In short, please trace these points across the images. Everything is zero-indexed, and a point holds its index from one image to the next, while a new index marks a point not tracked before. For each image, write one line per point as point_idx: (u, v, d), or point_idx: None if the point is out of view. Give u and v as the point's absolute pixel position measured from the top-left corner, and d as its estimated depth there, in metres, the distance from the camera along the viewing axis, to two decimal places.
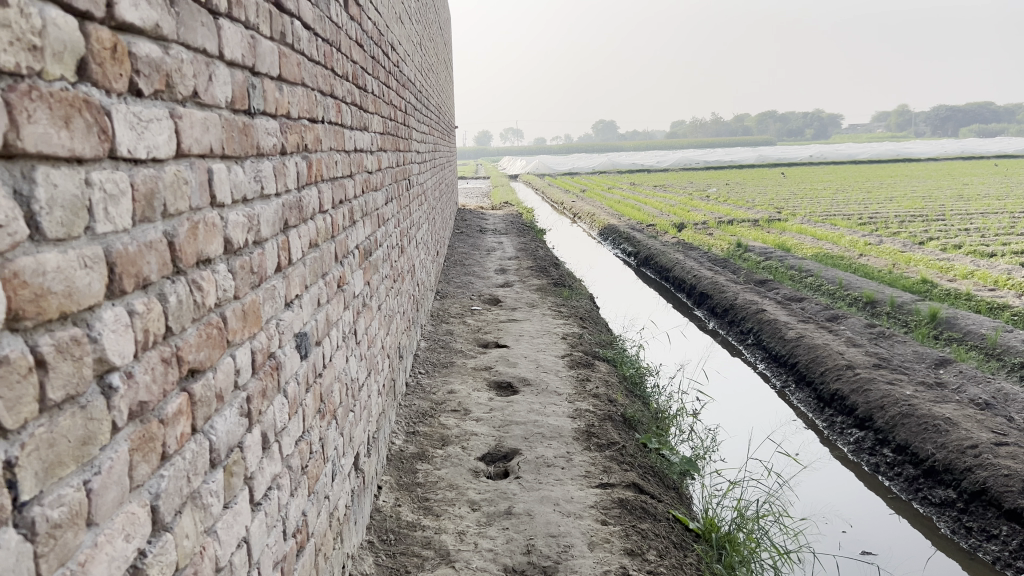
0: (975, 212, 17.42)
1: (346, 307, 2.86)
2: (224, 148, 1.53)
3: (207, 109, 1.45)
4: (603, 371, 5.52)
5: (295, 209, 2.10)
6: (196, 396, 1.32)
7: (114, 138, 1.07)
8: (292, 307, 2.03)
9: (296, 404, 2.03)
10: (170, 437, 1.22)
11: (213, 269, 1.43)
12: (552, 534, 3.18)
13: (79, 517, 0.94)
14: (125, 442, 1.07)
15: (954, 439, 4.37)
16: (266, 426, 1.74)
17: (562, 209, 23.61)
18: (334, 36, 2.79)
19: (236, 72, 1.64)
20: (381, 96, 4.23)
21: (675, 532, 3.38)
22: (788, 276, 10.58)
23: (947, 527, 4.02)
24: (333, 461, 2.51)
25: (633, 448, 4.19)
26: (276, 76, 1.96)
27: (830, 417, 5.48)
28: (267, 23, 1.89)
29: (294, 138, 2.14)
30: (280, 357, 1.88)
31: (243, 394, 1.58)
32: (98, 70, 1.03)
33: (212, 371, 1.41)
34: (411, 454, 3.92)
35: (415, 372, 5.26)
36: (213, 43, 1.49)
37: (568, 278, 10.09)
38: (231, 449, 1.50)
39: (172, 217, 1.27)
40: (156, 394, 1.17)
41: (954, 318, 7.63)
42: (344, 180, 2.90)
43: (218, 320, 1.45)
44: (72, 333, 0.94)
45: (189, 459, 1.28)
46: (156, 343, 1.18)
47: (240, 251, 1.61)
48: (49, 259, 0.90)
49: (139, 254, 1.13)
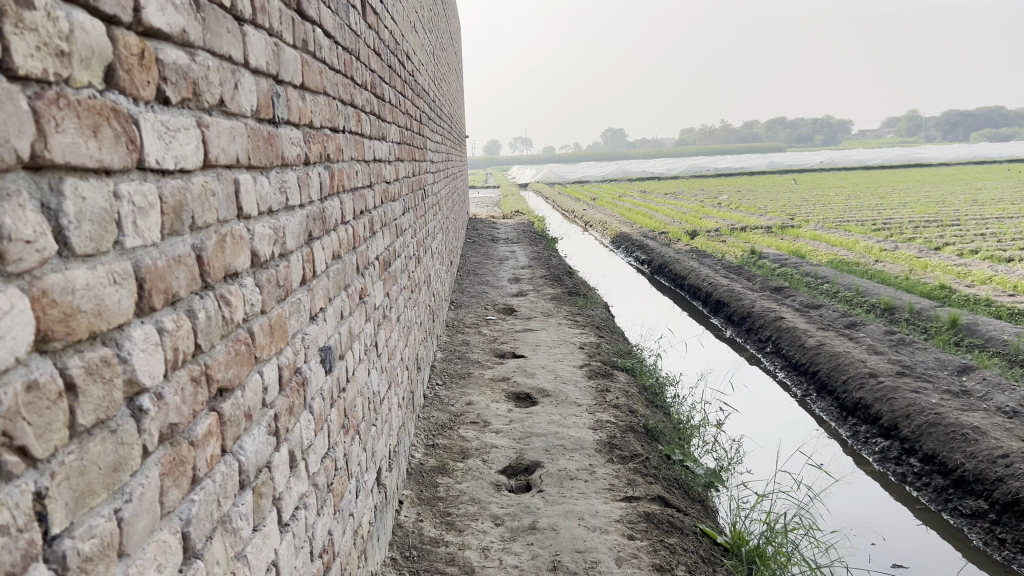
0: (990, 217, 17.27)
1: (367, 319, 2.81)
2: (250, 158, 1.48)
3: (233, 119, 1.41)
4: (622, 381, 5.45)
5: (318, 220, 2.06)
6: (225, 417, 1.27)
7: (142, 149, 1.02)
8: (317, 321, 1.99)
9: (322, 420, 1.98)
10: (200, 459, 1.17)
11: (240, 283, 1.38)
12: (578, 550, 3.12)
13: (111, 549, 0.89)
14: (155, 467, 1.02)
15: (984, 448, 4.28)
16: (293, 444, 1.69)
17: (574, 217, 23.55)
18: (354, 44, 2.75)
19: (261, 81, 1.60)
20: (397, 105, 4.19)
21: (703, 547, 3.32)
22: (805, 282, 10.51)
23: (979, 539, 3.92)
24: (357, 477, 2.46)
25: (656, 460, 4.13)
26: (299, 85, 1.91)
27: (854, 426, 5.39)
28: (291, 31, 1.85)
29: (317, 148, 2.09)
30: (305, 373, 1.83)
31: (271, 412, 1.53)
32: (125, 77, 0.99)
33: (241, 389, 1.36)
34: (431, 467, 3.87)
35: (432, 384, 5.20)
36: (238, 50, 1.44)
37: (582, 287, 10.03)
38: (260, 469, 1.45)
39: (200, 230, 1.22)
40: (186, 415, 1.12)
41: (974, 325, 7.54)
42: (363, 191, 2.87)
43: (246, 336, 1.40)
44: (102, 354, 0.89)
45: (219, 482, 1.23)
46: (186, 361, 1.13)
47: (267, 263, 1.57)
48: (78, 276, 0.85)
49: (168, 269, 1.08)
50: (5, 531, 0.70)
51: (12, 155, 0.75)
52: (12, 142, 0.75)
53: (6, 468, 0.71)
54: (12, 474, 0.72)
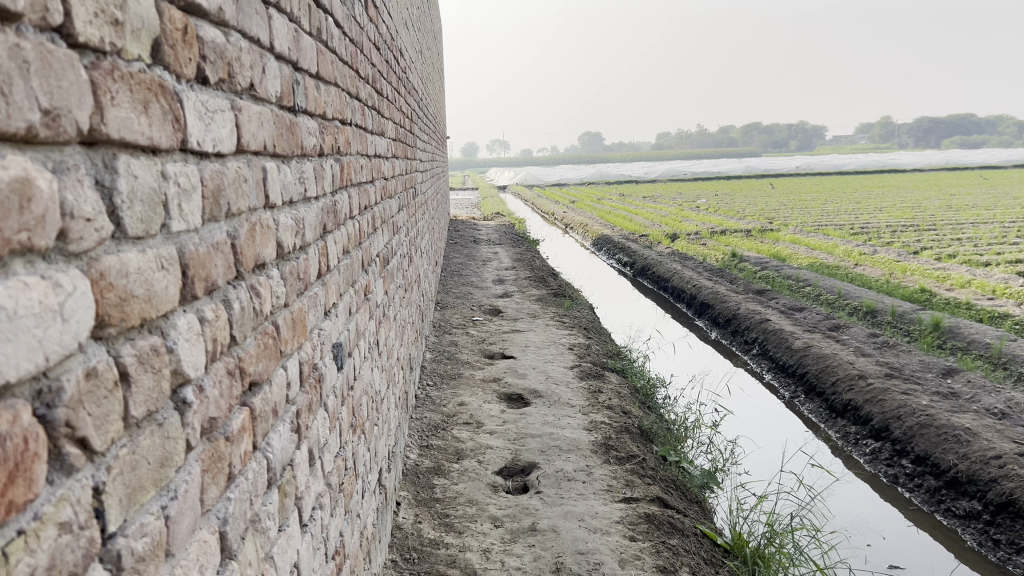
0: (964, 222, 17.52)
1: (370, 316, 2.77)
2: (275, 145, 1.43)
3: (261, 104, 1.36)
4: (614, 382, 5.44)
5: (331, 214, 2.01)
6: (256, 412, 1.22)
7: (185, 129, 0.97)
8: (330, 316, 1.94)
9: (335, 417, 1.93)
10: (235, 455, 1.12)
11: (267, 274, 1.34)
12: (580, 551, 3.08)
13: (160, 549, 0.84)
14: (197, 464, 0.97)
15: (976, 449, 4.30)
16: (311, 442, 1.64)
17: (554, 220, 23.52)
18: (359, 37, 2.71)
19: (283, 67, 1.55)
20: (393, 101, 4.13)
21: (705, 548, 3.30)
22: (786, 284, 10.57)
23: (973, 540, 3.93)
24: (363, 478, 2.41)
25: (653, 462, 4.11)
26: (315, 73, 1.86)
27: (843, 428, 5.41)
28: (307, 18, 1.80)
29: (329, 139, 2.04)
30: (321, 369, 1.78)
31: (294, 409, 1.49)
32: (170, 52, 0.94)
33: (269, 384, 1.31)
34: (426, 468, 3.81)
35: (423, 385, 5.15)
36: (265, 33, 1.40)
37: (567, 289, 10.00)
38: (285, 468, 1.40)
39: (234, 217, 1.17)
40: (223, 410, 1.07)
41: (957, 327, 7.62)
42: (366, 186, 2.82)
43: (272, 329, 1.36)
44: (152, 342, 0.84)
45: (251, 480, 1.18)
46: (222, 353, 1.08)
47: (289, 256, 1.52)
48: (131, 259, 0.80)
49: (208, 255, 1.03)
50: (69, 529, 0.65)
51: (73, 127, 0.70)
52: (73, 113, 0.70)
53: (68, 461, 0.66)
54: (74, 468, 0.67)
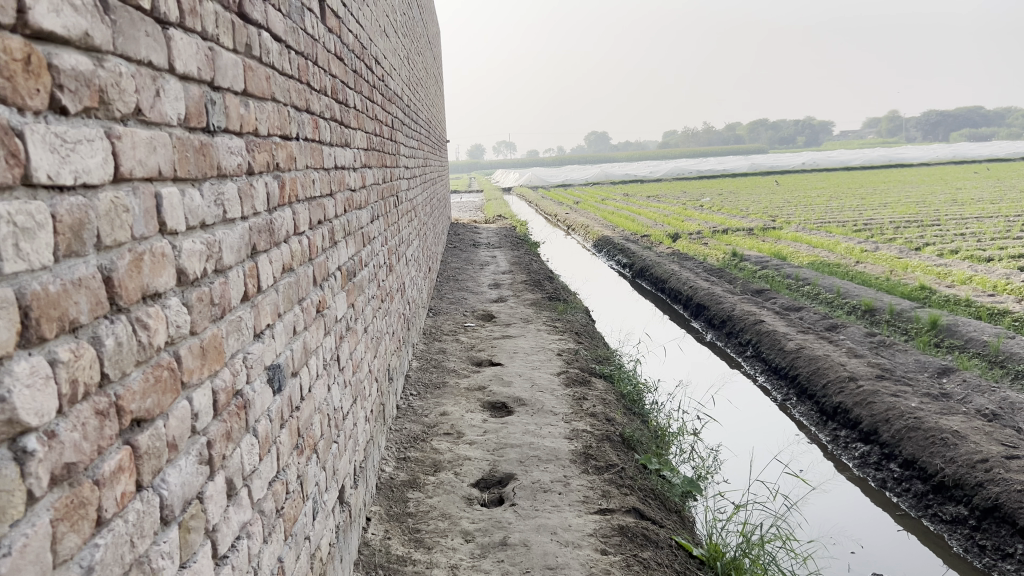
0: (969, 217, 17.35)
1: (327, 332, 2.72)
2: (176, 170, 1.39)
3: (153, 128, 1.32)
4: (599, 390, 5.38)
5: (264, 232, 1.96)
6: (141, 450, 1.18)
7: (27, 163, 0.93)
8: (262, 339, 1.89)
9: (268, 442, 1.89)
10: (108, 499, 1.07)
11: (162, 303, 1.29)
12: (549, 566, 3.04)
13: None
14: (46, 512, 0.93)
15: (964, 453, 4.23)
16: (231, 472, 1.60)
17: (556, 221, 23.40)
18: (310, 49, 2.65)
19: (190, 87, 1.50)
20: (364, 110, 4.08)
21: (678, 560, 3.25)
22: (785, 284, 10.48)
23: (959, 545, 3.87)
24: (315, 497, 2.37)
25: (633, 471, 4.05)
26: (240, 91, 1.82)
27: (834, 431, 5.34)
28: (229, 35, 1.75)
29: (262, 158, 1.99)
30: (248, 395, 1.74)
31: (203, 439, 1.44)
32: (5, 84, 0.89)
33: (162, 418, 1.27)
34: (401, 482, 3.77)
35: (406, 395, 5.10)
36: (161, 54, 1.35)
37: (563, 292, 9.94)
38: (189, 502, 1.36)
39: (109, 249, 1.13)
40: (87, 453, 1.02)
41: (954, 326, 7.50)
42: (322, 200, 2.77)
43: (170, 361, 1.31)
44: None
45: (133, 521, 1.14)
46: (88, 395, 1.04)
47: (197, 281, 1.47)
48: None
49: (64, 294, 0.99)
50: None
51: None
52: None
53: None
54: None
